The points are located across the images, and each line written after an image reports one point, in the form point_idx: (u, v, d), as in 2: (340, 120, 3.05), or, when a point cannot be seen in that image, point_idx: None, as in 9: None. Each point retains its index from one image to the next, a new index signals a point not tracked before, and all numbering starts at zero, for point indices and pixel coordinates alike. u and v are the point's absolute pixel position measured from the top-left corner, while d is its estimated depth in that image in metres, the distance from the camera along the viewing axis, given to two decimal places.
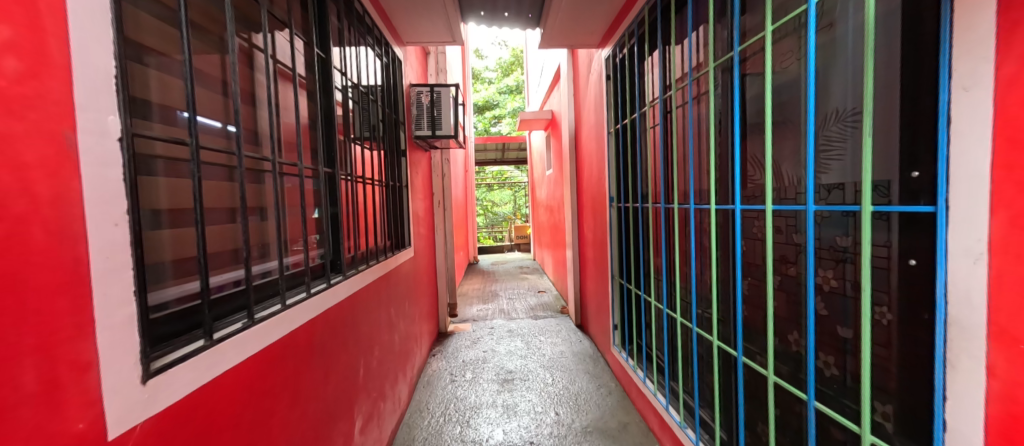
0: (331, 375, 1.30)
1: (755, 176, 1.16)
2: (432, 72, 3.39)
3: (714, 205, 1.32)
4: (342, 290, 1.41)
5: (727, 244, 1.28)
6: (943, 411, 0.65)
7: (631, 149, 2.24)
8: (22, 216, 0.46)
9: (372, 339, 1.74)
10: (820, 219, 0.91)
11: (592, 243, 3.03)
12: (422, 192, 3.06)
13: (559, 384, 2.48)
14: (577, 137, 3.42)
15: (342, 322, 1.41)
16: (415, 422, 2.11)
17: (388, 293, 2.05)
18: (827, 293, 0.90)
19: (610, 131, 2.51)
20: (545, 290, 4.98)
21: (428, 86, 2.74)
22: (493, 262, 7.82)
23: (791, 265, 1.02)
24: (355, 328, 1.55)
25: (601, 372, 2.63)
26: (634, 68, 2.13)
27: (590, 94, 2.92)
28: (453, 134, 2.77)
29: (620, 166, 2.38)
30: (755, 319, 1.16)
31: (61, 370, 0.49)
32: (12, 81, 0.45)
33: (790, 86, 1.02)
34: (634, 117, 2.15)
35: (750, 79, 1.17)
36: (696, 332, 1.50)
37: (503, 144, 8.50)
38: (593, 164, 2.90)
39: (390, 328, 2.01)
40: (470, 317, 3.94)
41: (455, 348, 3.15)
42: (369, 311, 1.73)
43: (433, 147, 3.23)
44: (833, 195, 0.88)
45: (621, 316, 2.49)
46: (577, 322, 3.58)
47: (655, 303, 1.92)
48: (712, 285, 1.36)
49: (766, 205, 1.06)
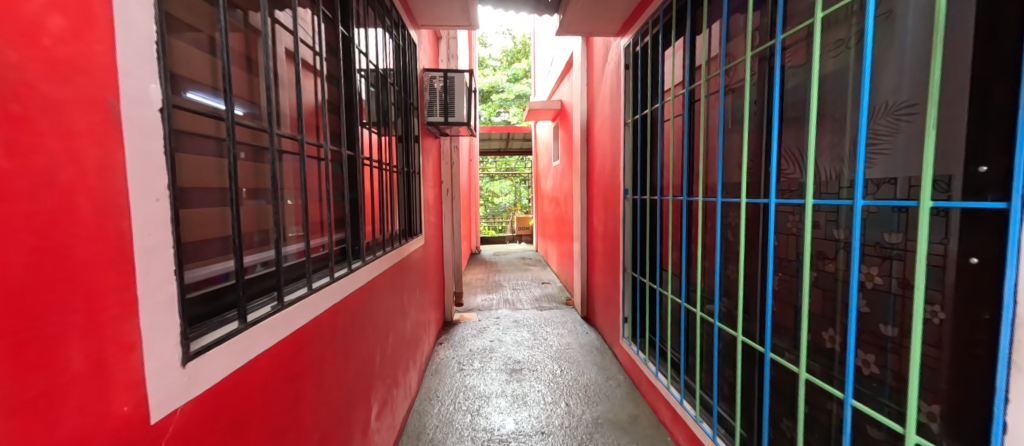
0: (351, 361, 1.28)
1: (790, 171, 1.13)
2: (444, 57, 3.32)
3: (744, 198, 1.29)
4: (361, 275, 1.39)
5: (756, 239, 1.26)
6: (1004, 412, 0.63)
7: (649, 141, 2.21)
8: (69, 186, 0.43)
9: (387, 325, 1.72)
10: (866, 214, 0.88)
11: (602, 235, 3.00)
12: (432, 181, 3.01)
13: (567, 376, 2.48)
14: (590, 128, 3.37)
15: (360, 308, 1.39)
16: (426, 409, 2.11)
17: (400, 280, 2.02)
18: (869, 291, 0.88)
19: (628, 122, 2.45)
20: (550, 281, 4.97)
21: (442, 71, 2.68)
22: (495, 253, 7.81)
23: (830, 261, 0.99)
24: (371, 315, 1.53)
25: (610, 364, 2.62)
26: (657, 56, 2.08)
27: (605, 84, 2.87)
28: (466, 121, 2.72)
29: (640, 156, 2.32)
30: (785, 315, 1.14)
31: (107, 349, 0.47)
32: (57, 40, 0.41)
33: (837, 76, 0.99)
34: (655, 107, 2.11)
35: (793, 68, 1.13)
36: (717, 327, 1.48)
37: (508, 133, 8.43)
38: (607, 155, 2.86)
39: (402, 316, 1.99)
40: (476, 306, 3.93)
41: (461, 338, 3.14)
42: (385, 298, 1.71)
43: (444, 135, 3.17)
44: (883, 190, 0.85)
45: (632, 309, 2.48)
46: (583, 314, 3.58)
47: (672, 296, 1.90)
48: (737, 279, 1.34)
49: (805, 199, 1.03)
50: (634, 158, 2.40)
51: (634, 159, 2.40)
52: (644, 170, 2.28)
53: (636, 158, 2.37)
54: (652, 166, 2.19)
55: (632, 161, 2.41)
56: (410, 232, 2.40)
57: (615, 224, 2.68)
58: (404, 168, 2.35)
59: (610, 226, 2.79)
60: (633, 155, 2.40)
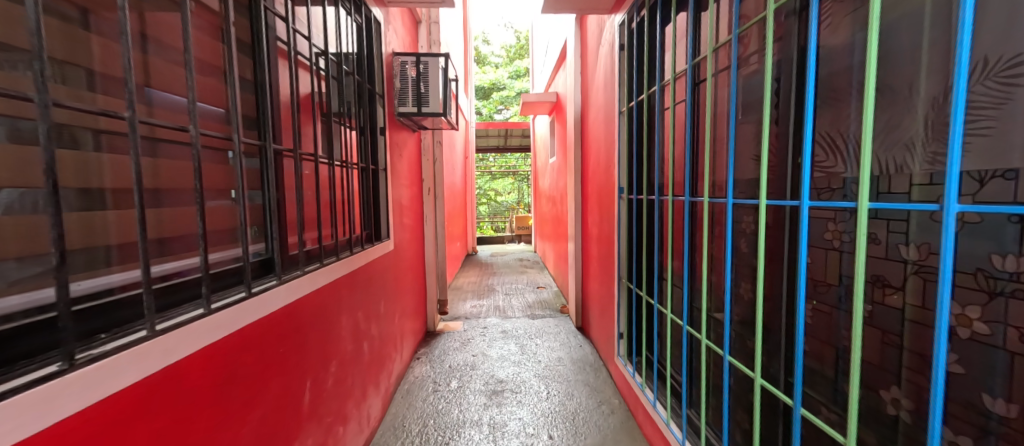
0: (255, 411, 1.00)
1: (828, 162, 0.84)
2: (424, 44, 3.03)
3: (764, 200, 0.96)
4: (278, 297, 1.11)
5: (779, 253, 0.96)
6: None
7: (646, 131, 1.91)
8: None
9: (330, 352, 1.44)
10: (965, 226, 0.58)
11: (596, 239, 2.70)
12: (409, 180, 2.73)
13: (554, 400, 2.18)
14: (584, 120, 3.07)
15: (277, 339, 1.10)
16: (387, 443, 1.83)
17: (358, 294, 1.74)
18: (964, 343, 0.58)
19: (624, 111, 2.15)
20: (546, 285, 4.68)
21: (414, 56, 2.39)
22: (492, 254, 7.53)
23: (895, 291, 0.69)
24: (302, 344, 1.24)
25: (603, 386, 2.32)
26: (654, 32, 1.78)
27: (599, 70, 2.57)
28: (443, 112, 2.42)
29: (637, 150, 2.01)
30: (823, 359, 0.84)
31: None
32: None
33: (909, 22, 0.68)
34: (653, 90, 1.81)
35: (835, 21, 0.82)
36: (728, 360, 1.17)
37: (506, 129, 8.14)
38: (601, 151, 2.55)
39: (358, 338, 1.71)
40: (463, 314, 3.65)
41: (442, 352, 2.85)
42: (328, 320, 1.43)
43: (423, 128, 2.89)
44: (992, 188, 0.55)
45: (628, 323, 2.18)
46: (577, 324, 3.28)
47: (673, 316, 1.58)
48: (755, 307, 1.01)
49: (859, 202, 0.70)
50: (631, 152, 2.10)
51: (630, 153, 2.10)
52: (641, 165, 1.97)
53: (632, 152, 2.07)
54: (651, 162, 1.89)
55: (628, 156, 2.11)
56: (375, 237, 2.11)
57: (610, 227, 2.38)
58: (367, 165, 2.06)
59: (604, 230, 2.49)
60: (630, 149, 2.10)
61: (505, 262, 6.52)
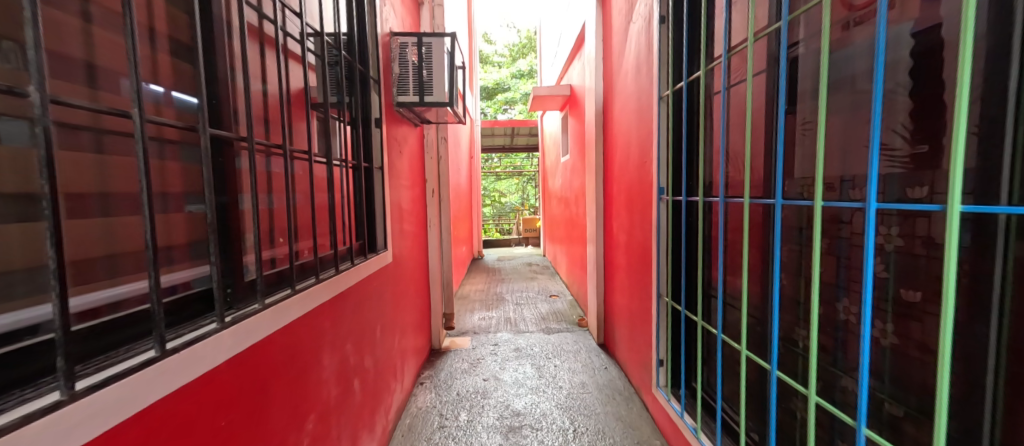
0: None
1: None
2: (427, 28, 2.69)
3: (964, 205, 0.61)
4: (222, 347, 0.77)
5: (990, 291, 0.61)
6: None
7: (701, 118, 1.54)
8: None
9: (308, 404, 1.11)
10: None
11: (625, 246, 2.35)
12: (410, 180, 2.39)
13: (583, 440, 1.84)
14: (607, 112, 2.71)
15: (220, 407, 0.77)
16: None
17: (349, 322, 1.41)
18: None
19: (666, 96, 1.79)
20: (559, 294, 4.33)
21: (416, 36, 2.03)
22: (498, 258, 7.18)
23: None
24: (264, 405, 0.91)
25: (639, 421, 1.97)
26: None
27: (629, 51, 2.20)
28: (449, 101, 2.07)
29: (687, 142, 1.66)
30: None
31: None
32: None
33: None
34: (714, 65, 1.44)
35: None
36: (864, 435, 0.83)
37: (512, 127, 7.77)
38: (631, 146, 2.20)
39: (349, 377, 1.38)
40: (471, 328, 3.31)
41: (449, 375, 2.52)
42: (305, 362, 1.10)
43: (426, 121, 2.54)
44: None
45: (671, 350, 1.83)
46: (600, 341, 2.93)
47: (750, 355, 1.21)
48: (943, 374, 0.64)
49: None
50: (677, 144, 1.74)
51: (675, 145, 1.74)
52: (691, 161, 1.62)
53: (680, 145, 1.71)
54: (707, 156, 1.54)
55: (673, 149, 1.75)
56: (370, 247, 1.77)
57: (646, 234, 2.01)
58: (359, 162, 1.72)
59: (638, 237, 2.13)
60: (675, 140, 1.74)
61: (513, 267, 6.17)
